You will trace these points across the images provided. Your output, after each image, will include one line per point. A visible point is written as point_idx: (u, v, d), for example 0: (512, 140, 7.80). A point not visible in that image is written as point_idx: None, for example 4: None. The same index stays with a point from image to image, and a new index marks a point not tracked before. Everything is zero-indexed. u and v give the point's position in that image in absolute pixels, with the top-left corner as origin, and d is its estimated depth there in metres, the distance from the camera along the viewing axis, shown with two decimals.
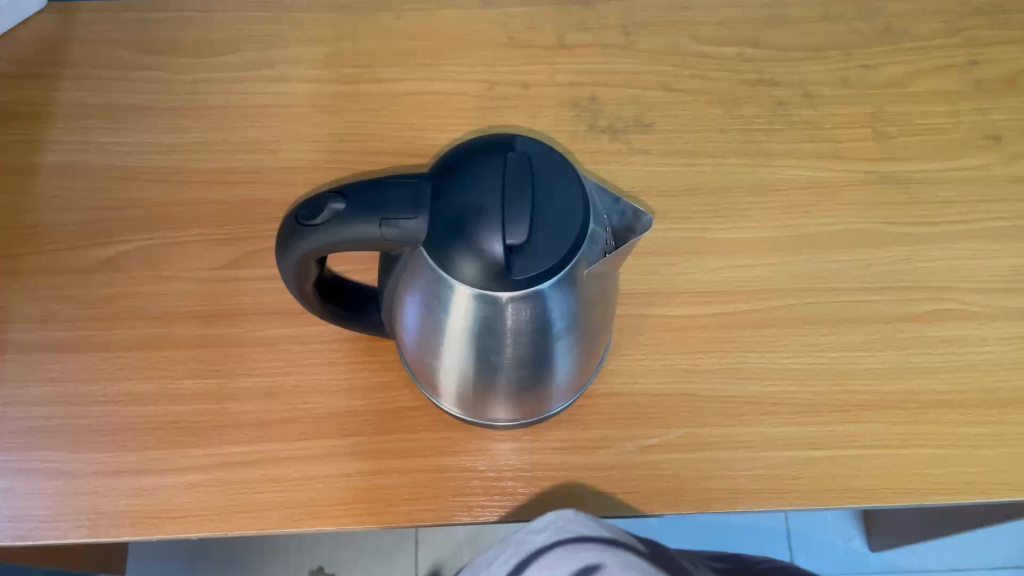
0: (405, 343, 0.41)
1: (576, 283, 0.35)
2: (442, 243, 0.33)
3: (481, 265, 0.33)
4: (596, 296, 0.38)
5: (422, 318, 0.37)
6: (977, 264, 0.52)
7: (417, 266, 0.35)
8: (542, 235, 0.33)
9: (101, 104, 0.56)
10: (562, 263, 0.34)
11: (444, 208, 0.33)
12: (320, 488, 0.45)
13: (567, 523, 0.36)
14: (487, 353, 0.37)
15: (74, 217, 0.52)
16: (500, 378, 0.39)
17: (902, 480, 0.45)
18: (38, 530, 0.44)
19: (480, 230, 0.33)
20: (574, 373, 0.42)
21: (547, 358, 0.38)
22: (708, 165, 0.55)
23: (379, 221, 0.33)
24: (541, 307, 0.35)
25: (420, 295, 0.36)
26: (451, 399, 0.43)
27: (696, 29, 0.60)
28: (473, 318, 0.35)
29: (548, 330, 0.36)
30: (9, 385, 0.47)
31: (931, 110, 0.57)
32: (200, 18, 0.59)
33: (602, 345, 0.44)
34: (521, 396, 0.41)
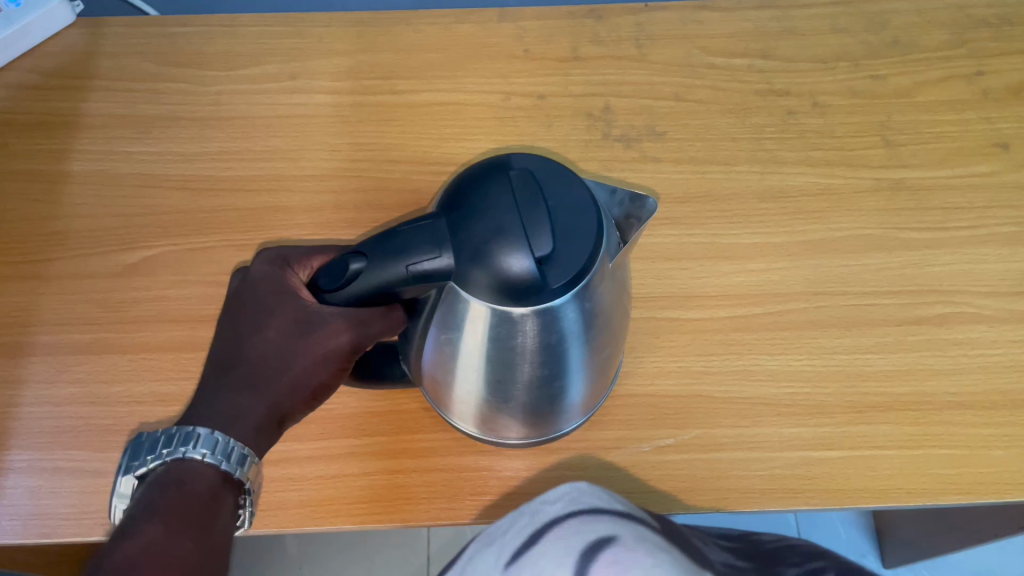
0: (430, 370, 0.40)
1: (599, 286, 0.35)
2: (469, 274, 0.33)
3: (514, 286, 0.32)
4: (614, 296, 0.38)
5: (444, 341, 0.37)
6: (987, 268, 0.52)
7: (448, 299, 0.35)
8: (565, 239, 0.33)
9: (130, 115, 0.58)
10: (590, 261, 0.33)
11: (465, 242, 0.33)
12: (340, 486, 0.46)
13: (580, 494, 0.37)
14: (518, 367, 0.37)
15: (101, 223, 0.54)
16: (526, 393, 0.39)
17: (918, 478, 0.45)
18: (63, 527, 0.43)
19: (508, 253, 0.32)
20: (594, 378, 0.42)
21: (570, 365, 0.38)
22: (719, 172, 0.56)
23: (407, 262, 0.33)
24: (569, 317, 0.35)
25: (448, 320, 0.36)
26: (474, 419, 0.43)
27: (706, 42, 0.62)
28: (496, 338, 0.35)
29: (575, 338, 0.36)
30: (36, 385, 0.48)
31: (939, 120, 0.58)
32: (225, 33, 0.62)
33: (617, 359, 0.44)
34: (551, 408, 0.41)
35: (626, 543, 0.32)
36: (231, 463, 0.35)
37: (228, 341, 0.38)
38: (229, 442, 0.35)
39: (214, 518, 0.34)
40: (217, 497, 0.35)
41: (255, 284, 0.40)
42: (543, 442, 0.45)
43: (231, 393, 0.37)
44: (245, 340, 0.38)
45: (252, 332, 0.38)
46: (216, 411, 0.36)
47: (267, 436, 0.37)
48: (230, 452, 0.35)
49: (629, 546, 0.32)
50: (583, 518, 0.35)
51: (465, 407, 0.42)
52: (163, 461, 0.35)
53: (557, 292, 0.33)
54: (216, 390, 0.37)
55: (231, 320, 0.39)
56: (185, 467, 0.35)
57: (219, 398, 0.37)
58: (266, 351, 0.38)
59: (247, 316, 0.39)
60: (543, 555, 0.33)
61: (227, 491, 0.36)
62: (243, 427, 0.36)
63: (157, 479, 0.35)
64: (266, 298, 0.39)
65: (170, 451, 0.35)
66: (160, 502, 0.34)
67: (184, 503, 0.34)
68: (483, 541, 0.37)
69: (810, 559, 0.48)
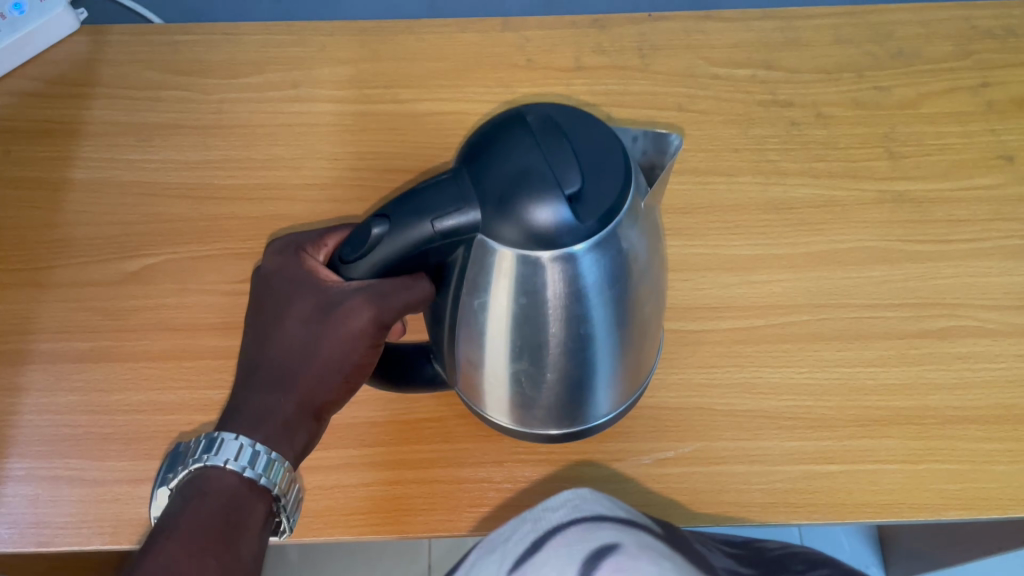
0: (458, 351, 0.37)
1: (637, 226, 0.33)
2: (494, 222, 0.31)
3: (543, 228, 0.30)
4: (653, 246, 0.35)
5: (473, 308, 0.34)
6: (992, 281, 0.52)
7: (475, 259, 0.32)
8: (593, 176, 0.31)
9: (133, 123, 0.58)
10: (620, 198, 0.31)
11: (489, 190, 0.30)
12: (339, 497, 0.46)
13: (583, 501, 0.37)
14: (554, 332, 0.34)
15: (102, 231, 0.54)
16: (569, 365, 0.35)
17: (920, 494, 0.44)
18: (60, 536, 0.43)
19: (533, 194, 0.30)
20: (637, 347, 0.38)
21: (615, 327, 0.35)
22: (721, 183, 0.56)
23: (431, 221, 0.31)
24: (609, 257, 0.32)
25: (472, 280, 0.33)
26: (505, 403, 0.39)
27: (709, 52, 0.62)
28: (529, 292, 0.32)
29: (614, 291, 0.33)
30: (36, 393, 0.48)
31: (943, 131, 0.58)
32: (229, 42, 0.62)
33: (654, 342, 0.41)
34: (593, 387, 0.38)
35: (628, 554, 0.32)
36: (255, 470, 0.35)
37: (255, 339, 0.38)
38: (253, 447, 0.35)
39: (242, 527, 0.34)
40: (246, 505, 0.35)
41: (274, 275, 0.39)
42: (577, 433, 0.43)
43: (261, 392, 0.36)
44: (270, 336, 0.37)
45: (278, 326, 0.37)
46: (246, 413, 0.36)
47: (301, 429, 0.36)
48: (255, 456, 0.35)
49: (633, 553, 0.32)
50: (585, 524, 0.35)
51: (499, 391, 0.38)
52: (193, 467, 0.35)
53: (592, 229, 0.31)
54: (246, 391, 0.37)
55: (257, 316, 0.39)
56: (213, 475, 0.35)
57: (250, 399, 0.36)
58: (292, 345, 0.37)
59: (270, 310, 0.38)
60: (546, 563, 0.33)
61: (259, 501, 0.35)
62: (270, 426, 0.35)
63: (188, 489, 0.35)
64: (285, 291, 0.38)
65: (196, 459, 0.35)
66: (185, 512, 0.34)
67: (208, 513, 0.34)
68: (485, 547, 0.38)
69: (814, 563, 0.47)
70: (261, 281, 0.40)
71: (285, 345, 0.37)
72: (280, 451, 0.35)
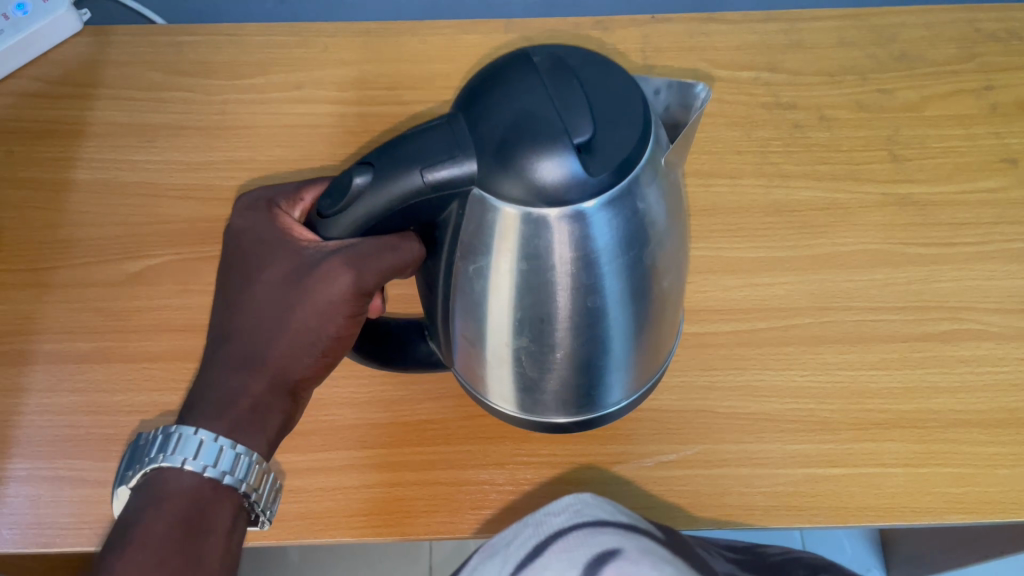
0: (459, 325, 0.36)
1: (652, 187, 0.31)
2: (497, 176, 0.29)
3: (551, 182, 0.29)
4: (670, 211, 0.33)
5: (472, 275, 0.33)
6: (995, 284, 0.51)
7: (473, 219, 0.31)
8: (607, 127, 0.29)
9: (136, 123, 0.58)
10: (638, 151, 0.30)
11: (490, 140, 0.29)
12: (340, 498, 0.46)
13: (585, 505, 0.37)
14: (557, 300, 0.32)
15: (105, 232, 0.54)
16: (579, 338, 0.34)
17: (923, 498, 0.44)
18: (62, 537, 0.43)
19: (541, 142, 0.28)
20: (654, 322, 0.37)
21: (626, 297, 0.33)
22: (724, 185, 0.56)
23: (423, 173, 0.30)
24: (621, 220, 0.31)
25: (471, 244, 0.32)
26: (508, 381, 0.38)
27: (713, 54, 0.62)
28: (533, 259, 0.31)
29: (625, 258, 0.32)
30: (38, 394, 0.48)
31: (946, 134, 0.57)
32: (232, 43, 0.62)
33: (672, 319, 0.40)
34: (607, 362, 0.36)
35: (629, 560, 0.33)
36: (218, 468, 0.34)
37: (228, 310, 0.38)
38: (215, 443, 0.34)
39: (204, 528, 0.34)
40: (210, 504, 0.35)
41: (249, 241, 0.38)
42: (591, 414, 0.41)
43: (233, 369, 0.36)
44: (242, 308, 0.37)
45: (252, 296, 0.37)
46: (217, 392, 0.36)
47: (275, 407, 0.36)
48: (216, 454, 0.34)
49: (633, 559, 0.33)
50: (586, 529, 0.35)
51: (504, 367, 0.37)
52: (154, 466, 0.35)
53: (604, 184, 0.29)
54: (214, 371, 0.36)
55: (230, 284, 0.38)
56: (175, 474, 0.35)
57: (221, 376, 0.36)
58: (265, 316, 0.36)
59: (244, 279, 0.38)
60: (547, 567, 0.34)
61: (225, 499, 0.35)
62: (242, 405, 0.36)
63: (150, 486, 0.35)
64: (259, 258, 0.37)
65: (155, 457, 0.35)
66: (147, 516, 0.34)
67: (171, 517, 0.34)
68: (486, 552, 0.38)
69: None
70: (234, 248, 0.39)
71: (258, 316, 0.37)
72: (249, 434, 0.36)
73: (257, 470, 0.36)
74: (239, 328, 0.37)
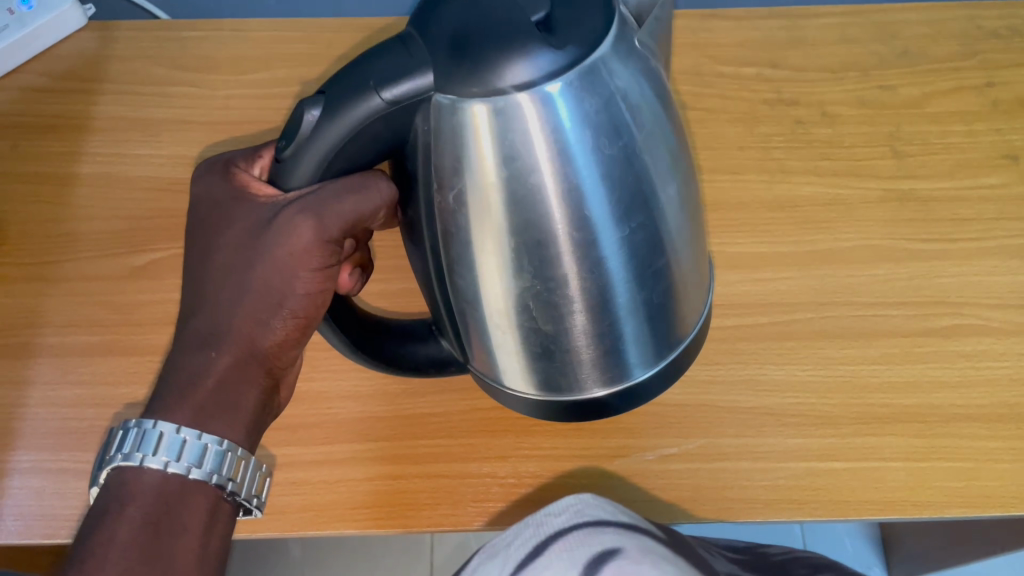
0: (455, 280, 0.34)
1: (629, 66, 0.30)
2: (454, 70, 0.28)
3: (509, 60, 0.27)
4: (656, 111, 0.32)
5: (453, 207, 0.31)
6: (996, 280, 0.51)
7: (440, 136, 0.29)
8: (562, 11, 0.29)
9: (140, 118, 0.59)
10: (598, 31, 0.29)
11: (440, 43, 0.28)
12: (343, 491, 0.46)
13: (585, 505, 0.37)
14: (546, 208, 0.30)
15: (109, 225, 0.54)
16: (586, 257, 0.31)
17: (923, 492, 0.44)
18: (66, 528, 0.43)
19: (494, 27, 0.28)
20: (669, 242, 0.34)
21: (625, 205, 0.31)
22: (726, 181, 0.56)
23: (380, 91, 0.28)
24: (597, 101, 0.29)
25: (447, 168, 0.30)
26: (516, 341, 0.35)
27: (715, 51, 0.62)
28: (509, 164, 0.29)
29: (612, 152, 0.30)
30: (42, 386, 0.48)
31: (948, 130, 0.58)
32: (237, 39, 0.62)
33: (693, 268, 0.37)
34: (625, 293, 0.33)
35: (630, 558, 0.33)
36: (183, 462, 0.34)
37: (194, 288, 0.37)
38: (177, 435, 0.34)
39: (174, 524, 0.33)
40: (181, 500, 0.34)
41: (210, 211, 0.38)
42: (620, 381, 0.38)
43: (201, 347, 0.35)
44: (206, 283, 0.36)
45: (215, 268, 0.36)
46: (185, 373, 0.35)
47: (246, 380, 0.36)
48: (180, 446, 0.34)
49: (635, 556, 0.33)
50: (587, 528, 0.35)
51: (508, 319, 0.34)
52: (117, 465, 0.34)
53: (570, 56, 0.28)
54: (180, 353, 0.36)
55: (196, 258, 0.38)
56: (142, 472, 0.34)
57: (189, 356, 0.35)
58: (229, 285, 0.36)
59: (207, 251, 0.37)
60: (548, 566, 0.34)
61: (197, 494, 0.34)
62: (211, 382, 0.35)
63: (117, 485, 0.34)
64: (220, 230, 0.37)
65: (121, 454, 0.34)
66: (115, 513, 0.33)
67: (138, 514, 0.33)
68: (485, 552, 0.37)
69: (815, 568, 0.48)
70: (196, 221, 0.38)
71: (223, 288, 0.36)
72: (219, 415, 0.35)
73: (231, 460, 0.35)
74: (204, 303, 0.36)
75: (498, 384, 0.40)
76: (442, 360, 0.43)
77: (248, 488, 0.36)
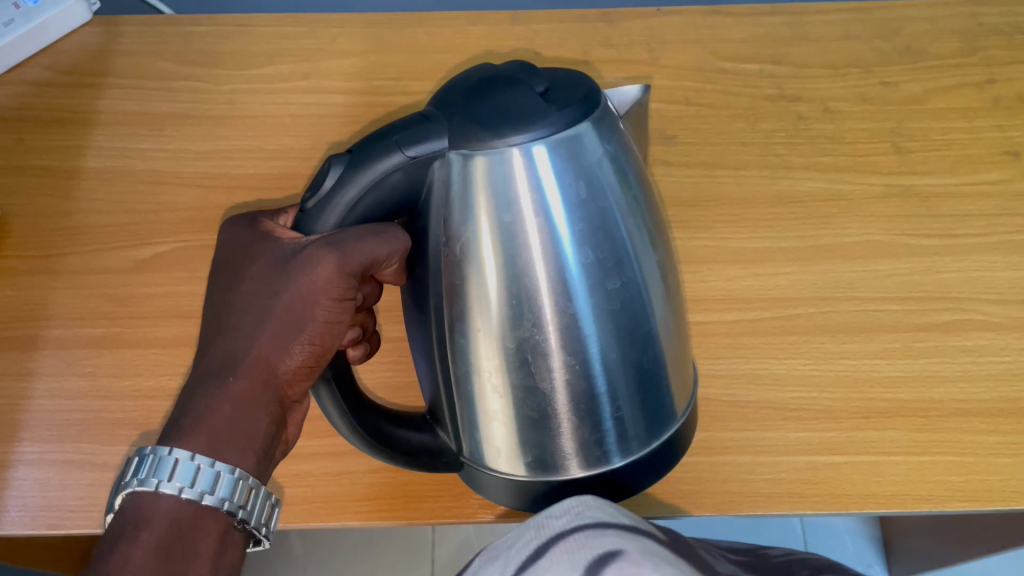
0: (453, 342, 0.34)
1: (617, 137, 0.32)
2: (464, 127, 0.30)
3: (513, 118, 0.30)
4: (640, 188, 0.34)
5: (451, 258, 0.32)
6: (997, 276, 0.52)
7: (449, 194, 0.31)
8: (563, 89, 0.32)
9: (145, 112, 0.59)
10: (595, 106, 0.31)
11: (457, 107, 0.31)
12: (346, 484, 0.46)
13: (587, 506, 0.35)
14: (534, 255, 0.31)
15: (114, 219, 0.54)
16: (575, 313, 0.32)
17: (924, 485, 0.44)
18: (72, 519, 0.43)
19: (504, 95, 0.30)
20: (653, 312, 0.34)
21: (608, 260, 0.32)
22: (728, 176, 0.56)
23: (403, 148, 0.31)
24: (585, 159, 0.31)
25: (447, 219, 0.32)
26: (506, 410, 0.35)
27: (718, 47, 0.63)
28: (507, 208, 0.30)
29: (596, 205, 0.31)
30: (47, 378, 0.48)
31: (950, 127, 0.58)
32: (242, 35, 0.63)
33: (679, 361, 0.38)
34: (612, 360, 0.33)
35: (633, 558, 0.31)
36: (196, 489, 0.33)
37: (213, 321, 0.37)
38: (191, 462, 0.33)
39: (187, 549, 0.32)
40: (193, 525, 0.33)
41: (235, 250, 0.38)
42: (603, 464, 0.36)
43: (218, 376, 0.35)
44: (227, 315, 0.36)
45: (235, 301, 0.36)
46: (201, 400, 0.35)
47: (262, 411, 0.35)
48: (195, 473, 0.33)
49: (636, 558, 0.31)
50: (589, 530, 0.33)
51: (499, 380, 0.34)
52: (131, 491, 0.33)
53: (571, 117, 0.30)
54: (195, 382, 0.35)
55: (215, 294, 0.37)
56: (154, 498, 0.33)
57: (206, 384, 0.35)
58: (248, 316, 0.35)
59: (229, 287, 0.37)
60: (549, 569, 0.32)
61: (209, 520, 0.33)
62: (229, 411, 0.34)
63: (128, 513, 0.33)
64: (244, 265, 0.37)
65: (136, 480, 0.33)
66: (126, 538, 0.32)
67: (150, 539, 0.32)
68: (488, 557, 0.36)
69: (817, 568, 0.47)
70: (217, 260, 0.39)
71: (243, 320, 0.36)
72: (234, 443, 0.34)
73: (241, 488, 0.34)
74: (225, 333, 0.36)
75: (478, 466, 0.39)
76: (433, 446, 0.41)
77: (258, 516, 0.35)
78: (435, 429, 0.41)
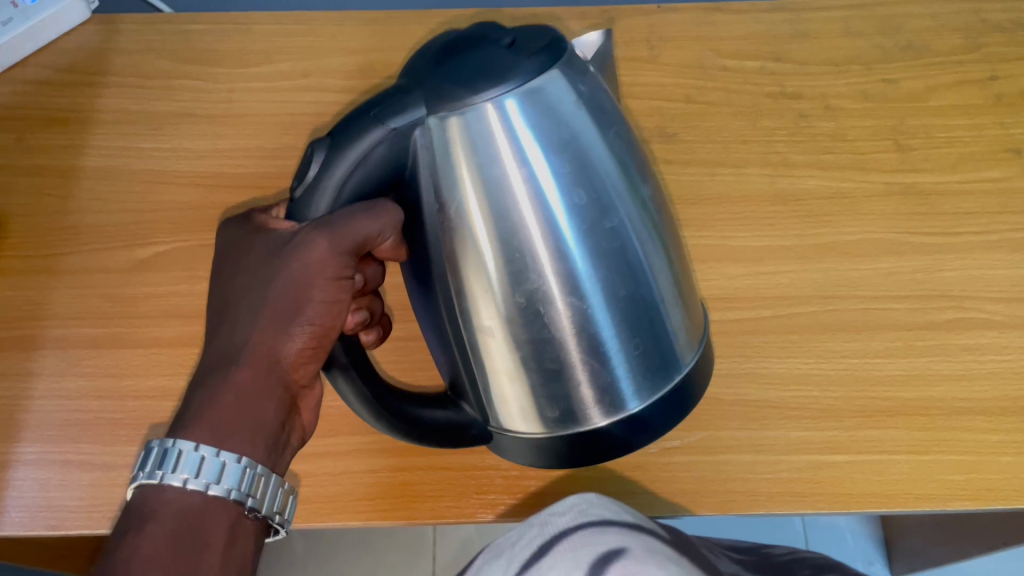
0: (457, 311, 0.35)
1: (585, 80, 0.33)
2: (441, 91, 0.30)
3: (489, 75, 0.30)
4: (616, 129, 0.34)
5: (441, 223, 0.32)
6: (1000, 274, 0.51)
7: (438, 163, 0.31)
8: (526, 40, 0.32)
9: (144, 111, 0.59)
10: (559, 50, 0.32)
11: (428, 74, 0.31)
12: (347, 483, 0.46)
13: (589, 504, 0.35)
14: (524, 206, 0.31)
15: (114, 218, 0.54)
16: (573, 254, 0.32)
17: (926, 484, 0.44)
18: (72, 520, 0.43)
19: (474, 57, 0.31)
20: (649, 247, 0.35)
21: (596, 200, 0.32)
22: (730, 174, 0.56)
23: (384, 122, 0.30)
24: (558, 108, 0.31)
25: (434, 184, 0.32)
26: (516, 366, 0.35)
27: (718, 44, 0.62)
28: (492, 164, 0.31)
29: (575, 151, 0.32)
30: (47, 378, 0.48)
31: (951, 124, 0.58)
32: (240, 32, 0.62)
33: (683, 293, 0.38)
34: (617, 298, 0.34)
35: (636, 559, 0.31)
36: (201, 479, 0.32)
37: (216, 314, 0.37)
38: (195, 452, 0.33)
39: (195, 538, 0.32)
40: (201, 514, 0.33)
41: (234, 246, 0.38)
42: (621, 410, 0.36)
43: (221, 366, 0.35)
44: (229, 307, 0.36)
45: (235, 292, 0.36)
46: (206, 390, 0.34)
47: (267, 397, 0.35)
48: (201, 463, 0.32)
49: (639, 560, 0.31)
50: (592, 530, 0.33)
51: (505, 335, 0.34)
52: (141, 483, 0.33)
53: (539, 64, 0.31)
54: (199, 376, 0.35)
55: (218, 290, 0.37)
56: (162, 489, 0.33)
57: (210, 374, 0.35)
58: (246, 306, 0.35)
59: (230, 280, 0.37)
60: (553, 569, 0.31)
61: (218, 510, 0.33)
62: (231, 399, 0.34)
63: (137, 506, 0.33)
64: (244, 258, 0.37)
65: (146, 473, 0.33)
66: (134, 530, 0.32)
67: (157, 529, 0.32)
68: (492, 553, 0.36)
69: (818, 568, 0.48)
70: (219, 258, 0.39)
71: (243, 309, 0.35)
72: (240, 430, 0.34)
73: (249, 476, 0.33)
74: (226, 325, 0.36)
75: (501, 430, 0.39)
76: (457, 420, 0.40)
77: (270, 505, 0.35)
78: (458, 403, 0.41)
